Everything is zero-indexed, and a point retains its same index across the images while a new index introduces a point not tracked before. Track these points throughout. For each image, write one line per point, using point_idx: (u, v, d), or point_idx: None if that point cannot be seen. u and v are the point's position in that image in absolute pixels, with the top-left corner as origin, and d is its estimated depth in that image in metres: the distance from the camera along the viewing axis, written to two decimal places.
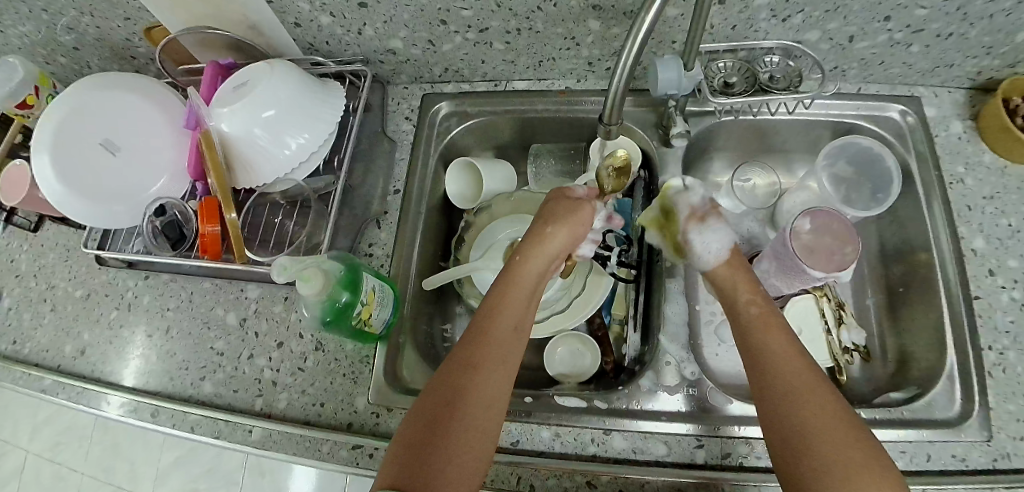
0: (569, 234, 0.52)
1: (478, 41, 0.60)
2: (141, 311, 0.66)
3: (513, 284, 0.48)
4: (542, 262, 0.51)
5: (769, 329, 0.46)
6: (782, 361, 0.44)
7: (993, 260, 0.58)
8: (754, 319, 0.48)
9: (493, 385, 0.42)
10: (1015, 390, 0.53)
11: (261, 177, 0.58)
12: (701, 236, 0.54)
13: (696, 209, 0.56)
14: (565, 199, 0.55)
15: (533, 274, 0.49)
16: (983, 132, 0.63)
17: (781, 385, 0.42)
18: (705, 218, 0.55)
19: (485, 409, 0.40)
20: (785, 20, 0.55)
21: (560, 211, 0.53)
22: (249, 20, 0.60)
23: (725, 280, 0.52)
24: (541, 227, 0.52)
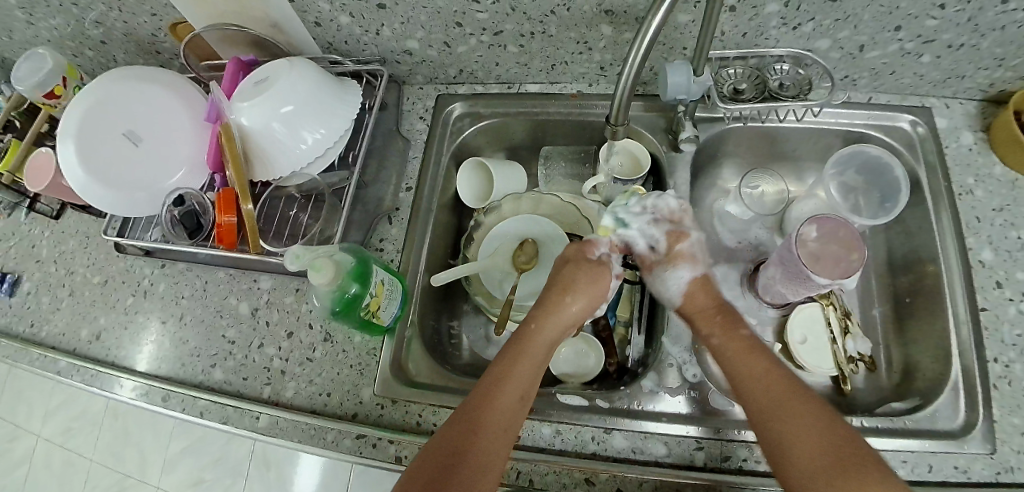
0: (586, 301, 0.55)
1: (492, 43, 0.61)
2: (156, 298, 0.68)
3: (529, 338, 0.52)
4: (558, 327, 0.54)
5: (746, 352, 0.51)
6: (763, 383, 0.47)
7: (1001, 272, 0.58)
8: (728, 344, 0.52)
9: (505, 413, 0.46)
10: (1021, 403, 0.53)
11: (277, 170, 0.59)
12: (662, 281, 0.59)
13: (645, 258, 0.61)
14: (585, 265, 0.57)
15: (548, 333, 0.53)
16: (994, 144, 0.63)
17: (767, 407, 0.46)
18: (656, 267, 0.60)
19: (497, 434, 0.44)
20: (795, 28, 0.55)
21: (579, 279, 0.56)
22: (271, 18, 0.61)
23: (690, 311, 0.56)
24: (561, 294, 0.55)
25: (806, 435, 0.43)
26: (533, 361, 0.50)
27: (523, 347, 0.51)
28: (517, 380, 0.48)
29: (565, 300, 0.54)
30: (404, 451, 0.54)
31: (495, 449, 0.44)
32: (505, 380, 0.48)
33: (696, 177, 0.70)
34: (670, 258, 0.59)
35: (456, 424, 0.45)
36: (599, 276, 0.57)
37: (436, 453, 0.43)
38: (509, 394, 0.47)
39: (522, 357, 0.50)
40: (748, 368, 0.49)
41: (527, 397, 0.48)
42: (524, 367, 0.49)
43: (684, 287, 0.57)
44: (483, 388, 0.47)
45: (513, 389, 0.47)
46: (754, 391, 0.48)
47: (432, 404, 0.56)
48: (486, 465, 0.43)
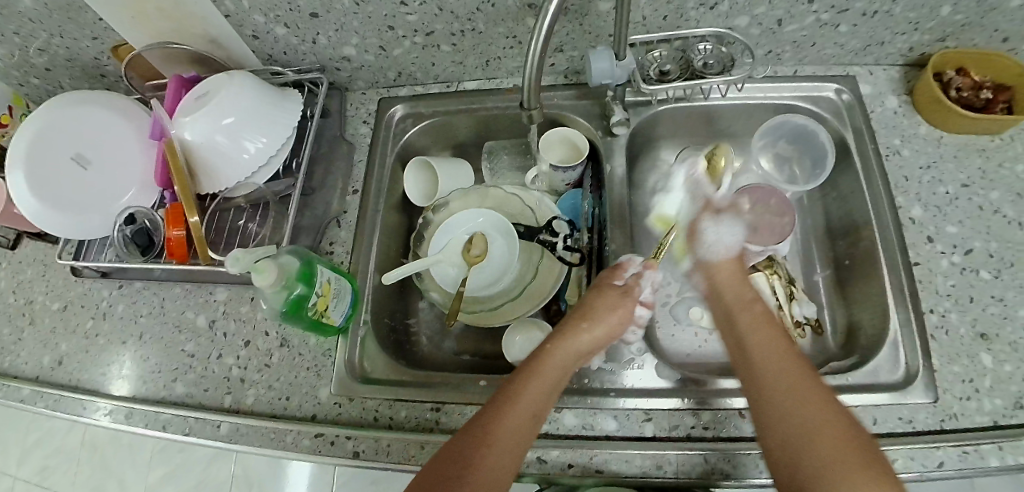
0: (604, 331, 0.52)
1: (426, 44, 0.64)
2: (115, 319, 0.68)
3: (545, 357, 0.49)
4: (575, 353, 0.51)
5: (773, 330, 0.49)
6: (787, 356, 0.46)
7: (931, 228, 0.61)
8: (758, 317, 0.51)
9: (517, 430, 0.44)
10: (958, 351, 0.56)
11: (220, 183, 0.60)
12: (712, 229, 0.57)
13: (711, 203, 0.59)
14: (608, 292, 0.54)
15: (563, 358, 0.50)
16: (918, 106, 0.66)
17: (780, 372, 0.45)
18: (719, 213, 0.58)
19: (507, 449, 0.43)
20: (713, 8, 0.58)
21: (599, 305, 0.53)
22: (208, 33, 0.63)
23: (716, 278, 0.55)
24: (579, 318, 0.52)
25: (824, 412, 0.41)
26: (548, 381, 0.48)
27: (539, 366, 0.49)
28: (532, 396, 0.46)
29: (582, 326, 0.51)
30: (361, 446, 0.55)
31: (506, 463, 0.43)
32: (521, 394, 0.46)
33: (637, 160, 0.71)
34: (732, 210, 0.59)
35: (474, 427, 0.45)
36: (622, 300, 0.53)
37: (444, 460, 0.43)
38: (523, 411, 0.45)
39: (538, 376, 0.48)
40: (773, 343, 0.48)
41: (539, 417, 0.46)
42: (539, 387, 0.47)
43: (730, 244, 0.56)
44: (498, 398, 0.46)
45: (526, 407, 0.45)
46: (767, 358, 0.47)
47: (388, 399, 0.57)
48: (495, 479, 0.42)
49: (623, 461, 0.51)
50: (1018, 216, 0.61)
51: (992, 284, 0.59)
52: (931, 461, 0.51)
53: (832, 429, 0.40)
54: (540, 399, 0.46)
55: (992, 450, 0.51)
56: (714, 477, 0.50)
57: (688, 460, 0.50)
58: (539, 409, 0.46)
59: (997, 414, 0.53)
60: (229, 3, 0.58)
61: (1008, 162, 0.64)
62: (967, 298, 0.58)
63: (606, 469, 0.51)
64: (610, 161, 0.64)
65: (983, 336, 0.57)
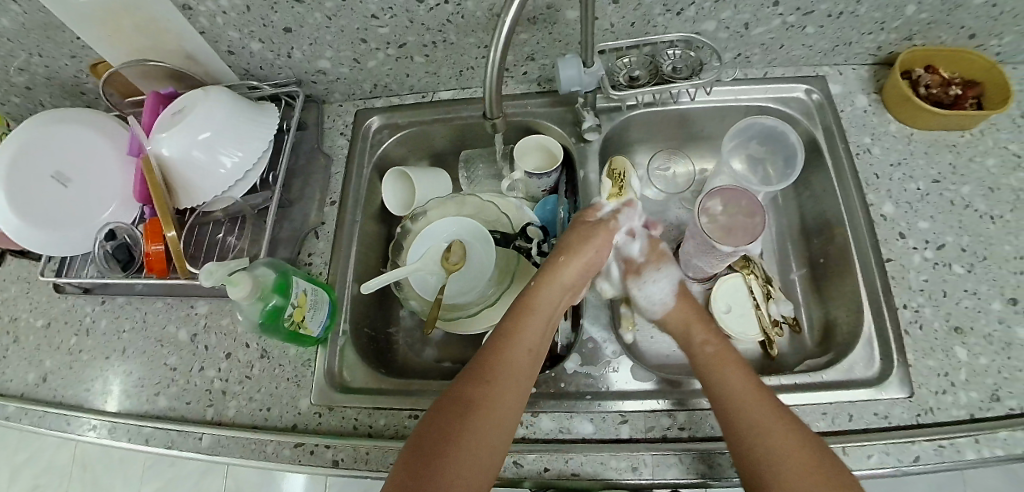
0: (582, 262, 0.57)
1: (399, 56, 0.65)
2: (99, 335, 0.69)
3: (531, 299, 0.55)
4: (560, 288, 0.56)
5: (731, 363, 0.52)
6: (748, 392, 0.48)
7: (902, 224, 0.61)
8: (715, 355, 0.53)
9: (514, 365, 0.49)
10: (933, 345, 0.56)
11: (196, 196, 0.61)
12: (642, 292, 0.60)
13: (632, 263, 0.61)
14: (582, 230, 0.59)
15: (548, 294, 0.55)
16: (887, 104, 0.67)
17: (748, 409, 0.47)
18: (642, 271, 0.60)
19: (508, 384, 0.48)
20: (679, 13, 0.58)
21: (573, 242, 0.58)
22: (184, 50, 0.64)
23: (670, 324, 0.58)
24: (557, 255, 0.57)
25: (790, 441, 0.45)
26: (538, 319, 0.53)
27: (527, 307, 0.54)
28: (524, 334, 0.51)
29: (562, 262, 0.56)
30: (340, 455, 0.55)
31: (509, 397, 0.47)
32: (513, 335, 0.51)
33: None
34: (655, 259, 0.60)
35: (472, 371, 0.49)
36: (594, 235, 0.58)
37: (445, 407, 0.46)
38: (517, 350, 0.50)
39: (528, 315, 0.53)
40: (732, 379, 0.50)
41: (534, 355, 0.51)
42: (531, 326, 0.52)
43: (665, 296, 0.59)
44: (494, 340, 0.51)
45: (521, 344, 0.51)
46: (733, 397, 0.48)
47: (367, 407, 0.58)
48: (501, 414, 0.46)
49: (599, 464, 0.51)
50: (989, 210, 0.62)
51: (965, 278, 0.59)
52: (907, 456, 0.52)
53: (803, 458, 0.43)
54: (533, 340, 0.52)
55: (968, 443, 0.52)
56: (691, 477, 0.50)
57: (663, 461, 0.51)
58: (532, 351, 0.51)
59: (973, 408, 0.54)
60: (204, 19, 0.60)
61: (978, 156, 0.65)
62: (940, 293, 0.59)
63: (582, 472, 0.51)
64: (584, 167, 0.65)
65: (957, 329, 0.57)
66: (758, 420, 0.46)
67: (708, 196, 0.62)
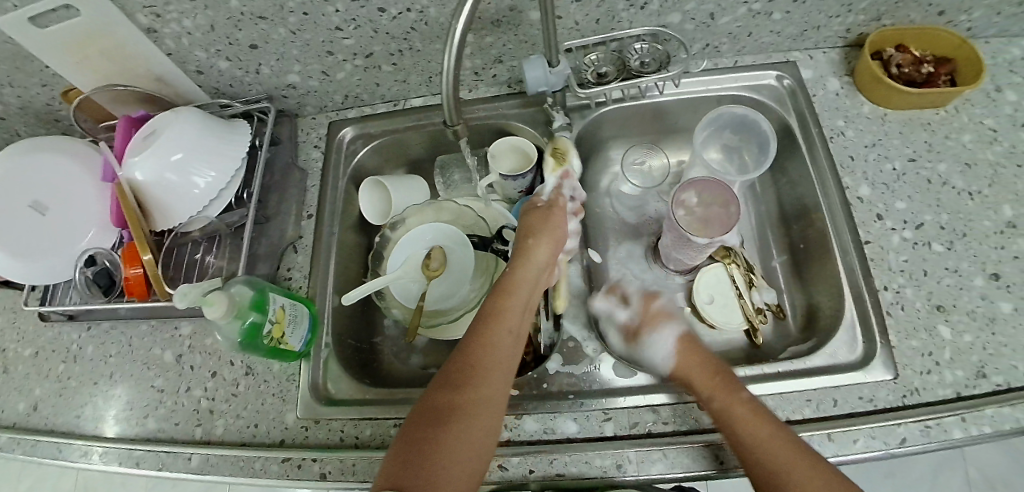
0: (552, 242, 0.57)
1: (367, 66, 0.65)
2: (86, 361, 0.69)
3: (508, 281, 0.53)
4: (534, 267, 0.55)
5: (747, 414, 0.48)
6: (775, 447, 0.46)
7: (880, 205, 0.61)
8: (728, 409, 0.49)
9: (499, 354, 0.48)
10: (916, 325, 0.56)
11: (172, 218, 0.61)
12: (649, 348, 0.58)
13: (629, 326, 0.61)
14: (540, 209, 0.60)
15: (522, 274, 0.54)
16: (859, 86, 0.66)
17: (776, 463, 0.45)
18: (642, 330, 0.60)
19: (493, 372, 0.46)
20: (643, 7, 0.58)
21: (537, 223, 0.58)
22: (153, 72, 0.65)
23: (681, 377, 0.54)
24: (524, 237, 0.57)
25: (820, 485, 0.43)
26: (517, 300, 0.52)
27: (504, 291, 0.52)
28: (508, 319, 0.50)
29: (530, 242, 0.56)
30: (328, 468, 0.55)
31: (495, 386, 0.46)
32: (495, 322, 0.49)
33: (588, 162, 0.72)
34: (652, 317, 0.60)
35: (454, 366, 0.46)
36: (552, 214, 0.59)
37: (429, 409, 0.43)
38: (500, 338, 0.48)
39: (508, 298, 0.52)
40: (754, 434, 0.47)
41: (516, 339, 0.50)
42: (510, 307, 0.51)
43: (669, 350, 0.57)
44: (474, 329, 0.49)
45: (504, 329, 0.49)
46: (759, 452, 0.46)
47: (353, 418, 0.58)
48: (489, 402, 0.44)
49: (584, 463, 0.51)
50: (967, 187, 0.62)
51: (945, 256, 0.59)
52: (893, 438, 0.51)
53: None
54: (514, 327, 0.50)
55: (955, 422, 0.51)
56: (676, 472, 0.50)
57: (647, 456, 0.51)
58: (513, 338, 0.49)
59: (958, 386, 0.53)
60: (169, 41, 0.61)
61: (953, 133, 0.65)
62: (921, 272, 0.58)
63: (567, 471, 0.51)
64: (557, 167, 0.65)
65: (940, 308, 0.57)
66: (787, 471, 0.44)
67: (684, 187, 0.62)
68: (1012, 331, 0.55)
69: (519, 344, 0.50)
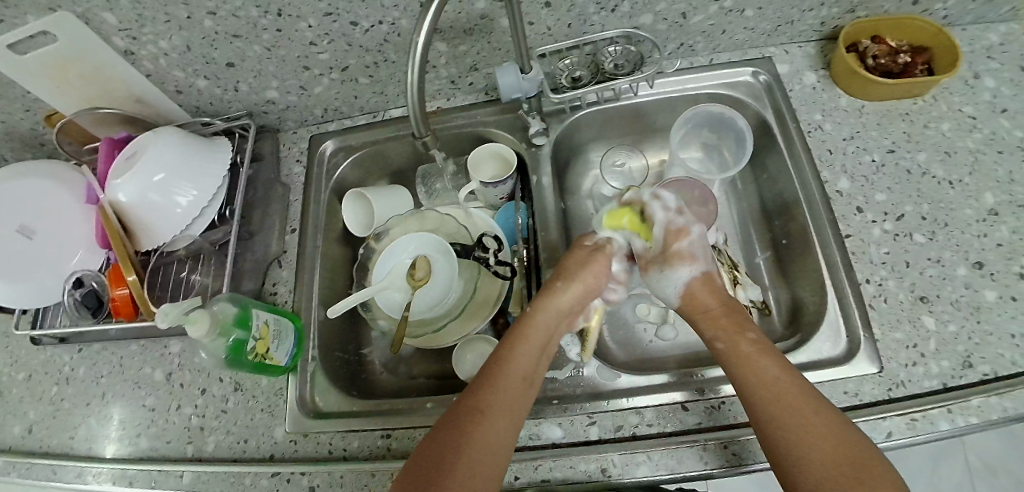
0: (581, 289, 0.57)
1: (344, 79, 0.66)
2: (78, 382, 0.69)
3: (529, 322, 0.55)
4: (556, 311, 0.56)
5: (751, 354, 0.50)
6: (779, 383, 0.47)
7: (859, 198, 0.61)
8: (727, 347, 0.52)
9: (509, 390, 0.49)
10: (899, 317, 0.56)
11: (155, 237, 0.61)
12: (660, 280, 0.60)
13: (643, 255, 0.62)
14: (578, 253, 0.60)
15: (544, 317, 0.56)
16: (836, 79, 0.66)
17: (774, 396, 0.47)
18: (660, 265, 0.60)
19: (502, 408, 0.48)
20: (614, 10, 0.59)
21: (570, 266, 0.59)
22: (133, 94, 0.65)
23: (692, 310, 0.57)
24: (554, 280, 0.58)
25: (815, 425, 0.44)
26: (534, 342, 0.54)
27: (524, 331, 0.54)
28: (522, 359, 0.52)
29: (558, 285, 0.57)
30: (316, 480, 0.56)
31: (503, 422, 0.47)
32: (510, 360, 0.52)
33: (569, 166, 0.72)
34: (670, 253, 0.60)
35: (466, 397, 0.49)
36: (591, 260, 0.59)
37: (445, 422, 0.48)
38: (512, 376, 0.50)
39: (525, 339, 0.54)
40: (760, 370, 0.49)
41: (530, 380, 0.51)
42: (527, 349, 0.53)
43: (683, 286, 0.59)
44: (492, 363, 0.52)
45: (516, 370, 0.51)
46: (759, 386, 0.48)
47: (341, 430, 0.58)
48: (495, 438, 0.46)
49: (569, 468, 0.51)
50: (947, 175, 0.62)
51: (928, 246, 0.59)
52: (879, 432, 0.51)
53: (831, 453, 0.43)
54: (528, 367, 0.52)
55: (942, 414, 0.51)
56: (661, 474, 0.50)
57: (630, 460, 0.51)
58: (526, 380, 0.51)
59: (945, 377, 0.53)
60: (147, 63, 0.61)
61: (932, 122, 0.65)
62: (903, 264, 0.58)
63: (553, 477, 0.51)
64: (537, 173, 0.65)
65: (923, 299, 0.57)
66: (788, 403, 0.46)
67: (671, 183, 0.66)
68: (997, 320, 0.55)
69: (533, 385, 0.51)
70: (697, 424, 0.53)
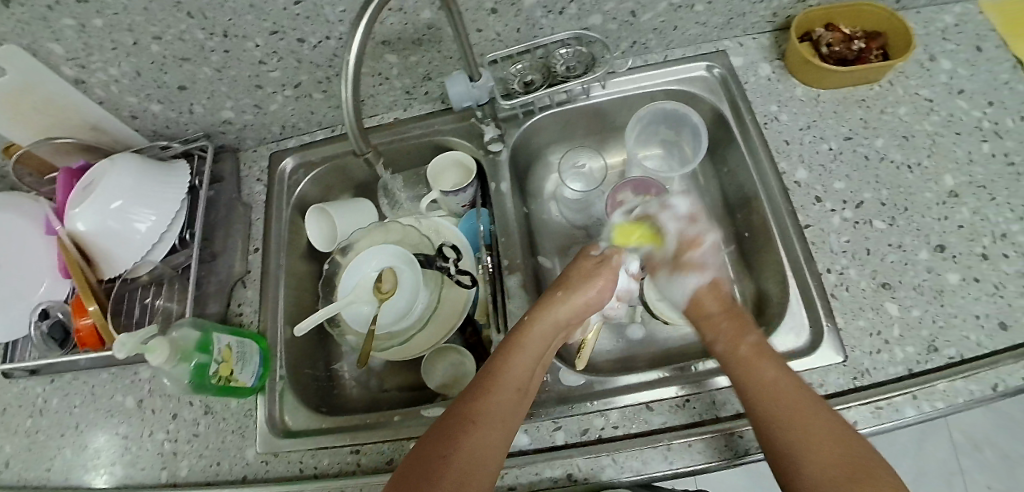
0: (580, 302, 0.57)
1: (298, 95, 0.66)
2: (51, 413, 0.69)
3: (524, 330, 0.53)
4: (553, 322, 0.54)
5: (753, 358, 0.49)
6: (781, 388, 0.46)
7: (818, 187, 0.61)
8: (731, 354, 0.51)
9: (502, 400, 0.48)
10: (862, 305, 0.56)
11: (116, 265, 0.61)
12: (666, 282, 0.62)
13: (655, 260, 0.62)
14: (581, 264, 0.60)
15: (541, 327, 0.54)
16: (790, 69, 0.66)
17: (771, 405, 0.45)
18: (673, 271, 0.61)
19: (494, 420, 0.46)
20: (561, 13, 0.58)
21: (571, 278, 0.58)
22: (89, 121, 0.64)
23: (698, 316, 0.57)
24: (552, 291, 0.57)
25: (812, 431, 0.43)
26: (529, 353, 0.52)
27: (519, 340, 0.52)
28: (516, 370, 0.50)
29: (558, 296, 0.56)
30: None
31: (494, 434, 0.45)
32: (503, 370, 0.50)
33: (529, 170, 0.72)
34: (684, 262, 0.60)
35: (456, 412, 0.47)
36: (592, 273, 0.59)
37: (438, 430, 0.46)
38: (506, 387, 0.49)
39: (520, 350, 0.51)
40: (763, 375, 0.47)
41: (524, 391, 0.50)
42: (522, 358, 0.51)
43: (691, 292, 0.59)
44: (483, 374, 0.50)
45: (510, 381, 0.49)
46: (758, 393, 0.47)
47: (311, 448, 0.58)
48: (484, 451, 0.44)
49: (535, 474, 0.51)
50: (906, 160, 0.62)
51: (889, 232, 0.59)
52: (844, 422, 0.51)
53: (828, 459, 0.41)
54: (522, 377, 0.50)
55: (907, 400, 0.51)
56: (626, 476, 0.50)
57: (595, 463, 0.51)
58: (519, 390, 0.49)
59: (910, 362, 0.53)
60: (98, 90, 0.61)
61: (889, 107, 0.65)
62: (864, 251, 0.58)
63: (519, 485, 0.51)
64: (496, 179, 0.65)
65: (886, 285, 0.57)
66: (788, 413, 0.44)
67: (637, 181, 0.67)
68: (961, 302, 0.55)
69: (526, 397, 0.49)
70: (663, 424, 0.52)
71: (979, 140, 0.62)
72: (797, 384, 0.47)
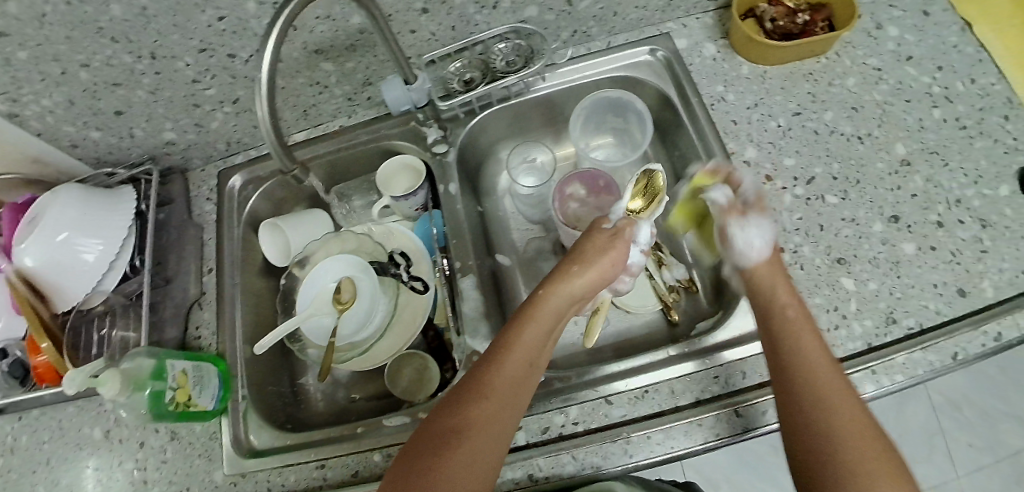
0: (595, 276, 0.52)
1: (238, 111, 0.65)
2: (17, 452, 0.67)
3: (536, 306, 0.50)
4: (567, 298, 0.51)
5: (801, 331, 0.46)
6: (823, 367, 0.43)
7: (767, 166, 0.61)
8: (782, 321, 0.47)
9: (512, 378, 0.44)
10: (818, 282, 0.55)
11: (66, 298, 0.60)
12: (740, 231, 0.53)
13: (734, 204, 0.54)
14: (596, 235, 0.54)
15: (556, 302, 0.50)
16: (734, 48, 0.66)
17: (812, 381, 0.43)
18: (745, 212, 0.54)
19: (503, 400, 0.43)
20: (494, 7, 0.57)
21: (586, 249, 0.53)
22: (28, 154, 0.63)
23: (759, 276, 0.51)
24: (567, 264, 0.52)
25: (850, 417, 0.41)
26: (540, 328, 0.48)
27: (531, 314, 0.49)
28: (526, 347, 0.46)
29: (573, 271, 0.51)
30: None
31: (502, 412, 0.43)
32: (513, 346, 0.46)
33: (480, 168, 0.72)
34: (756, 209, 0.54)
35: (466, 385, 0.44)
36: (610, 245, 0.53)
37: (441, 414, 0.43)
38: (514, 364, 0.45)
39: (531, 325, 0.48)
40: (805, 349, 0.44)
41: (534, 366, 0.46)
42: (532, 335, 0.47)
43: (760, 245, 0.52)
44: (492, 351, 0.47)
45: (520, 358, 0.45)
46: (804, 365, 0.43)
47: (277, 466, 0.58)
48: (492, 432, 0.42)
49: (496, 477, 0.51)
50: (855, 131, 0.61)
51: (841, 206, 0.58)
52: None
53: (866, 446, 0.39)
54: (532, 353, 0.46)
55: (867, 376, 0.50)
56: (588, 471, 0.50)
57: (556, 462, 0.51)
58: (528, 368, 0.46)
59: (869, 336, 0.52)
60: (34, 122, 0.59)
61: (836, 79, 0.64)
62: (818, 227, 0.58)
63: None
64: (444, 180, 0.64)
65: (842, 260, 0.56)
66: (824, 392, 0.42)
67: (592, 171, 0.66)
68: (917, 272, 0.54)
69: (537, 371, 0.47)
70: (624, 416, 0.52)
71: (929, 106, 0.61)
72: (838, 368, 0.44)
